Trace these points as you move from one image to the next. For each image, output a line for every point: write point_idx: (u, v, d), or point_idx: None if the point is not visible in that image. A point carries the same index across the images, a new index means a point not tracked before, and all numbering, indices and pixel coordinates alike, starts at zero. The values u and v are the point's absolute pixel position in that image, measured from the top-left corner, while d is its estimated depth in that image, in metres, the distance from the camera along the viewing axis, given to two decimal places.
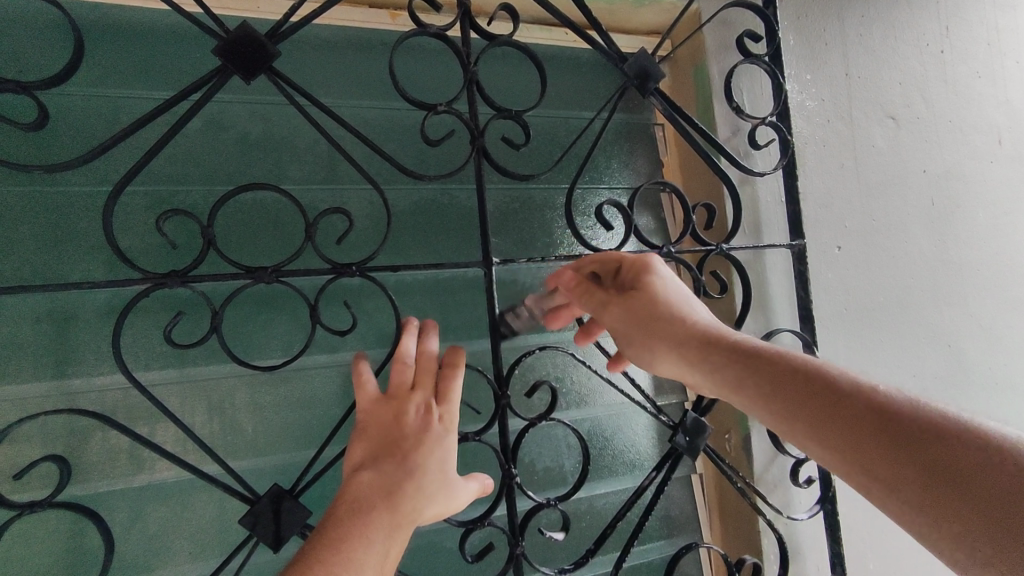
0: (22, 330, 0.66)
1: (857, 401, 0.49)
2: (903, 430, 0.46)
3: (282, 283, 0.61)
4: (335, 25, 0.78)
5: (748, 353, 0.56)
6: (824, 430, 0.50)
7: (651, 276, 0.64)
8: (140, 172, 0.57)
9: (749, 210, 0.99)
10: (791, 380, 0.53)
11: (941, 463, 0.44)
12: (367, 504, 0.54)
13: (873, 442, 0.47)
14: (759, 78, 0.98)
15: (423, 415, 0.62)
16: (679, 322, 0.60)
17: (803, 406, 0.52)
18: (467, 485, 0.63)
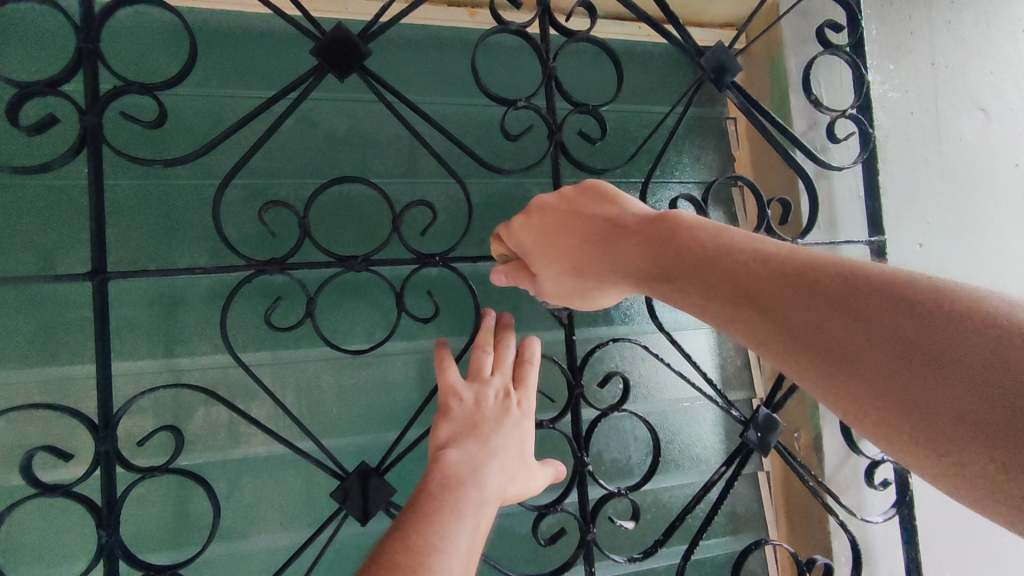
0: (139, 311, 0.73)
1: (776, 294, 0.45)
2: (823, 316, 0.43)
3: (373, 271, 0.65)
4: (421, 23, 0.81)
5: (662, 266, 0.51)
6: (749, 334, 0.46)
7: (545, 215, 0.57)
8: (246, 165, 0.65)
9: (825, 205, 0.96)
10: (693, 278, 0.49)
11: (862, 344, 0.41)
12: (457, 480, 0.56)
13: (792, 337, 0.44)
14: (839, 70, 0.95)
15: (502, 400, 0.66)
16: (583, 238, 0.56)
17: (726, 312, 0.47)
18: (543, 469, 0.67)
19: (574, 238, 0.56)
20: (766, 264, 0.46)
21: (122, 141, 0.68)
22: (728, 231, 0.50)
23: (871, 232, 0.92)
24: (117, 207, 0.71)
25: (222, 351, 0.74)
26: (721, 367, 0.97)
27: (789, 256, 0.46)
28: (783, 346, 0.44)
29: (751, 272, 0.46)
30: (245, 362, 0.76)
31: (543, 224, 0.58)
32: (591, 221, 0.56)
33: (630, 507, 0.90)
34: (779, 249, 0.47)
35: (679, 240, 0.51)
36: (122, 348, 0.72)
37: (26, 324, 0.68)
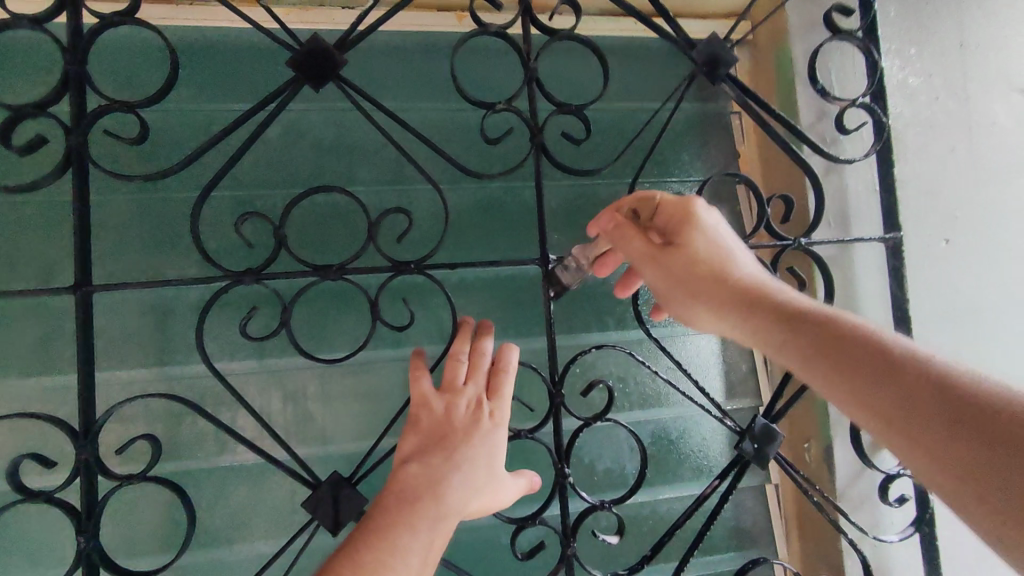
0: (132, 322, 0.75)
1: (909, 374, 0.51)
2: (919, 398, 0.49)
3: (344, 279, 0.66)
4: (402, 29, 0.80)
5: (798, 318, 0.58)
6: (869, 397, 0.53)
7: (691, 228, 0.66)
8: (223, 177, 0.68)
9: (836, 202, 0.90)
10: (810, 339, 0.57)
11: (985, 435, 0.45)
12: (412, 496, 0.57)
13: (914, 411, 0.49)
14: (851, 58, 0.89)
15: (473, 410, 0.64)
16: (714, 272, 0.64)
17: (854, 370, 0.54)
18: (514, 480, 0.65)
19: (703, 267, 0.65)
20: (869, 343, 0.54)
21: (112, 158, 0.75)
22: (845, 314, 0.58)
23: (886, 229, 0.86)
24: (110, 223, 0.74)
25: (203, 362, 0.76)
26: (723, 374, 0.93)
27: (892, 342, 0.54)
28: (897, 418, 0.51)
29: (872, 349, 0.54)
30: (223, 373, 0.77)
31: (684, 245, 0.66)
32: (735, 257, 0.65)
33: (617, 523, 0.85)
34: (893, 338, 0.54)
35: (801, 313, 0.59)
36: (116, 358, 0.75)
37: (28, 332, 0.72)
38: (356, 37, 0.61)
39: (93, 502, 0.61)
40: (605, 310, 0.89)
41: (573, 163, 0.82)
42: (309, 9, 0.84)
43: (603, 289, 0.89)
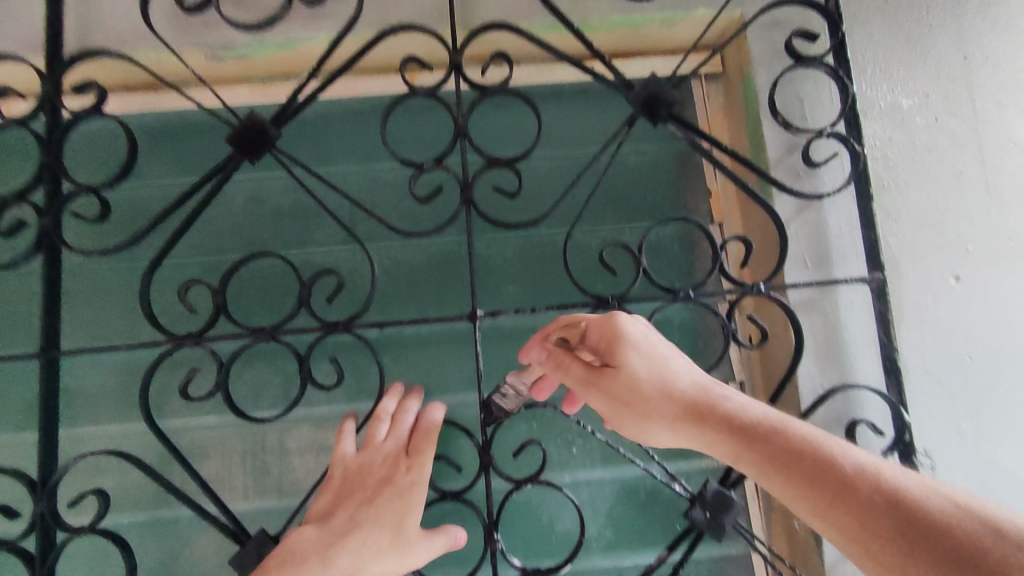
0: (109, 382, 0.83)
1: (857, 488, 0.54)
2: (872, 515, 0.53)
3: (274, 339, 0.71)
4: (349, 94, 0.88)
5: (749, 429, 0.60)
6: (823, 508, 0.55)
7: (624, 346, 0.66)
8: (167, 252, 0.73)
9: (814, 239, 0.81)
10: (764, 456, 0.58)
11: (914, 532, 0.51)
12: (299, 558, 0.60)
13: (863, 518, 0.53)
14: (823, 85, 0.83)
15: (387, 469, 0.66)
16: (652, 391, 0.64)
17: (806, 484, 0.56)
18: (430, 541, 0.64)
19: (641, 387, 0.64)
20: (820, 463, 0.56)
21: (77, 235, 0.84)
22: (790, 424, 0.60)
23: (869, 268, 0.78)
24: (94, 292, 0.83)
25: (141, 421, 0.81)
26: None
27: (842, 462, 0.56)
28: (853, 527, 0.54)
29: (823, 467, 0.56)
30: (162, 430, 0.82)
31: (616, 370, 0.65)
32: (677, 365, 0.65)
33: None
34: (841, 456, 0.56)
35: (747, 427, 0.60)
36: (94, 415, 0.82)
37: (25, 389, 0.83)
38: (291, 116, 0.70)
39: (47, 541, 0.69)
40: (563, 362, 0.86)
41: (500, 216, 0.85)
42: (270, 84, 0.88)
43: None
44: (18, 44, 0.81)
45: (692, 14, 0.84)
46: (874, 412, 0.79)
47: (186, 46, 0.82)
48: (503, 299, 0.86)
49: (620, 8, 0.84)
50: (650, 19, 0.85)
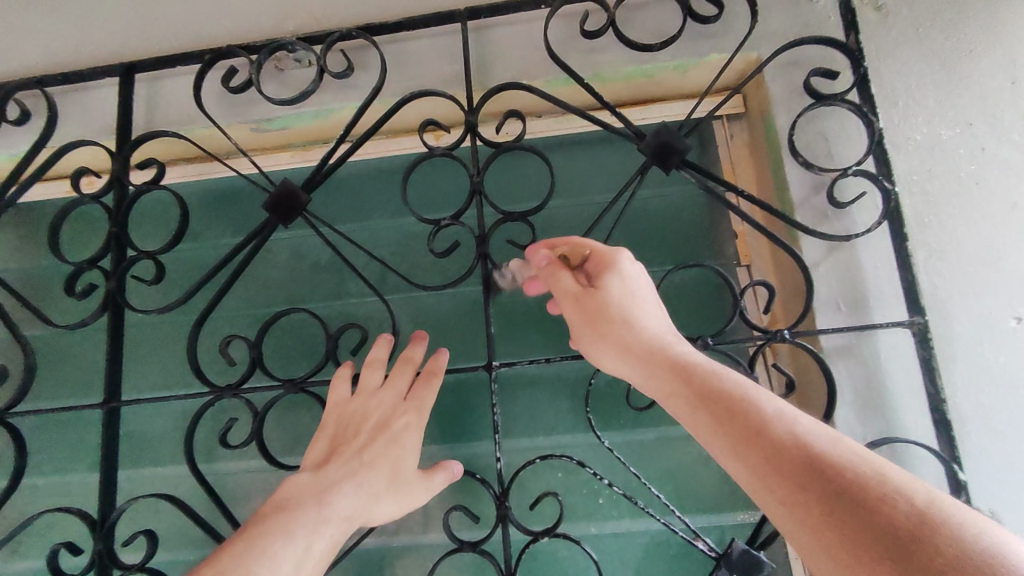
0: (167, 427, 0.91)
1: (788, 444, 0.47)
2: (796, 474, 0.46)
3: (302, 390, 0.76)
4: (380, 154, 0.94)
5: (689, 366, 0.56)
6: (749, 456, 0.48)
7: (611, 272, 0.64)
8: (213, 308, 0.81)
9: (848, 282, 0.77)
10: (703, 396, 0.53)
11: (831, 489, 0.44)
12: (295, 501, 0.56)
13: (779, 464, 0.47)
14: (849, 122, 0.80)
15: (387, 416, 0.66)
16: (619, 320, 0.61)
17: (729, 420, 0.50)
18: (428, 480, 0.65)
19: (608, 314, 0.62)
20: (757, 414, 0.50)
21: (144, 297, 0.96)
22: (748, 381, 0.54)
23: (909, 313, 0.73)
24: (161, 344, 0.93)
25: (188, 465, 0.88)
26: (726, 480, 0.82)
27: (784, 421, 0.49)
28: (766, 471, 0.47)
29: (760, 418, 0.49)
30: (206, 473, 0.88)
31: (591, 295, 0.64)
32: (649, 305, 0.63)
33: None
34: (785, 416, 0.49)
35: (695, 369, 0.55)
36: (154, 457, 0.90)
37: (97, 434, 0.92)
38: (319, 179, 0.77)
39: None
40: (587, 410, 0.85)
41: (515, 268, 0.87)
42: (310, 149, 0.97)
43: (581, 387, 0.86)
44: (95, 130, 0.92)
45: (706, 59, 0.85)
46: (925, 468, 0.72)
47: (234, 122, 0.91)
48: (525, 347, 0.87)
49: (632, 58, 0.85)
50: (665, 67, 0.86)
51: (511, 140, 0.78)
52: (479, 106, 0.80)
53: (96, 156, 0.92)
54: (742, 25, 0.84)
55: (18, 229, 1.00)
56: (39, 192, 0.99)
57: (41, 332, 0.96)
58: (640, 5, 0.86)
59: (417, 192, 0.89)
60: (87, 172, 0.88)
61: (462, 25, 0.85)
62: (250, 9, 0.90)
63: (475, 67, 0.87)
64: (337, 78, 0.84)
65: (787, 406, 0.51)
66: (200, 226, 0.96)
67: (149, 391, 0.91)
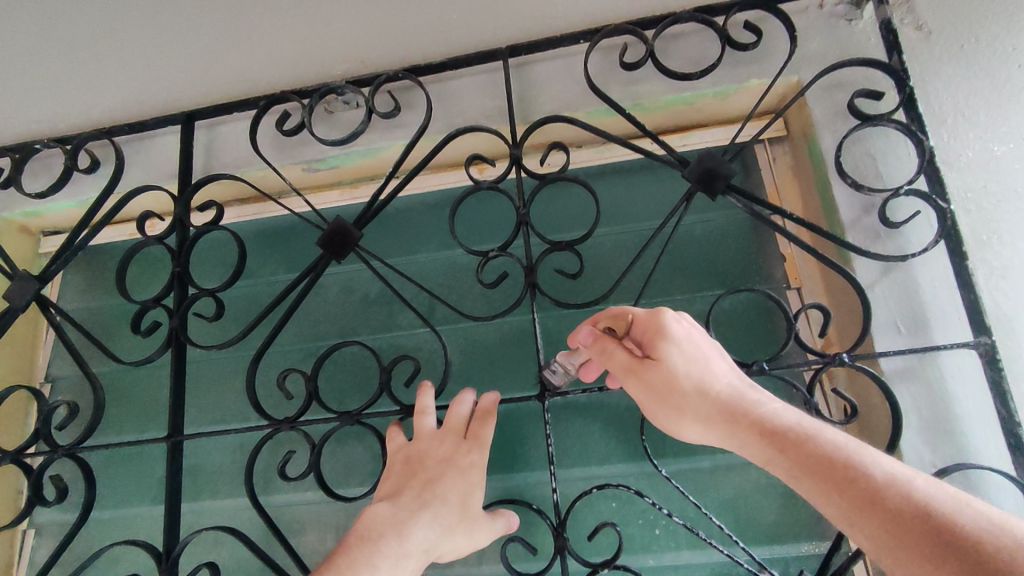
0: (226, 459, 0.93)
1: (898, 503, 0.47)
2: (913, 533, 0.45)
3: (358, 422, 0.77)
4: (427, 189, 0.97)
5: (778, 430, 0.56)
6: (862, 519, 0.48)
7: (666, 341, 0.64)
8: (270, 342, 0.84)
9: (905, 302, 0.75)
10: (801, 460, 0.53)
11: (955, 550, 0.43)
12: (377, 533, 0.58)
13: (899, 529, 0.46)
14: (897, 142, 0.79)
15: (451, 451, 0.66)
16: (694, 388, 0.62)
17: (836, 486, 0.50)
18: (490, 520, 0.65)
19: (677, 384, 0.62)
20: (861, 473, 0.50)
21: (203, 333, 1.00)
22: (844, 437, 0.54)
23: (974, 333, 0.71)
24: (221, 379, 0.97)
25: (247, 497, 0.90)
26: (786, 510, 0.80)
27: (890, 478, 0.49)
28: (885, 536, 0.47)
29: (865, 476, 0.50)
30: (264, 505, 0.91)
31: (652, 366, 0.64)
32: (717, 365, 0.63)
33: None
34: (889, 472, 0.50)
35: (787, 430, 0.55)
36: (214, 490, 0.92)
37: (159, 467, 0.96)
38: (371, 214, 0.80)
39: None
40: (639, 438, 0.85)
41: (562, 297, 0.88)
42: (359, 186, 1.01)
43: (631, 415, 0.86)
44: (159, 175, 0.98)
45: (746, 85, 0.86)
46: (1001, 495, 0.69)
47: (288, 163, 0.95)
48: (575, 374, 0.88)
49: (673, 87, 0.87)
50: (704, 94, 0.88)
51: (556, 170, 0.80)
52: (523, 139, 0.83)
53: (159, 200, 0.97)
54: (781, 51, 0.85)
55: (87, 270, 1.06)
56: (108, 236, 1.05)
57: (108, 369, 1.01)
58: (676, 36, 0.88)
59: (464, 225, 0.92)
60: (151, 215, 0.93)
61: (504, 63, 0.88)
62: (301, 56, 0.95)
63: (518, 102, 0.90)
64: (385, 118, 0.88)
65: (889, 461, 0.51)
66: (256, 263, 1.00)
67: (209, 425, 0.94)
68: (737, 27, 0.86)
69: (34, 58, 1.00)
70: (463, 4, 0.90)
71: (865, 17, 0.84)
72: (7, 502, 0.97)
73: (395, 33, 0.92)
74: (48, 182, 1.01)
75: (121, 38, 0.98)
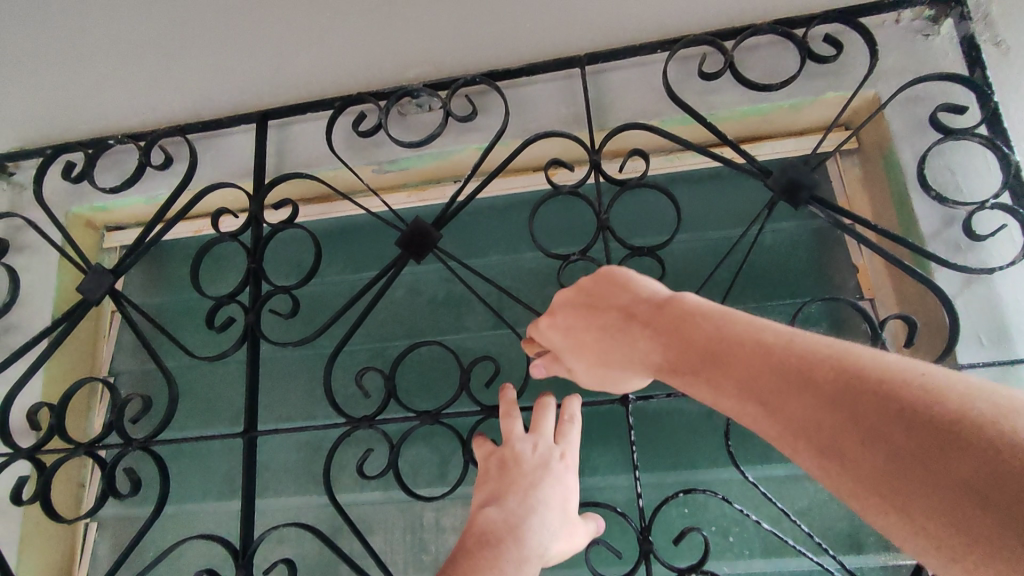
0: (293, 456, 0.93)
1: (789, 396, 0.44)
2: (809, 425, 0.42)
3: (440, 423, 0.77)
4: (497, 194, 0.97)
5: (675, 353, 0.53)
6: (763, 423, 0.46)
7: (561, 313, 0.64)
8: (346, 343, 0.83)
9: (989, 314, 0.76)
10: (698, 371, 0.51)
11: (845, 437, 0.40)
12: (496, 538, 0.58)
13: (801, 431, 0.43)
14: (980, 155, 0.80)
15: (544, 454, 0.67)
16: (601, 333, 0.61)
17: (722, 404, 0.49)
18: (583, 522, 0.67)
19: (588, 335, 0.62)
20: (750, 374, 0.47)
21: (273, 331, 1.01)
22: (735, 331, 0.50)
23: None
24: (287, 376, 0.97)
25: (319, 495, 0.90)
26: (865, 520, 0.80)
27: (778, 369, 0.45)
28: (785, 433, 0.44)
29: (754, 375, 0.46)
30: (335, 503, 0.91)
31: (565, 320, 0.64)
32: (601, 311, 0.61)
33: None
34: (780, 364, 0.45)
35: (678, 343, 0.53)
36: (282, 487, 0.92)
37: (225, 463, 0.95)
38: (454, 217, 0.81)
39: None
40: (713, 445, 0.85)
41: None
42: (426, 188, 1.02)
43: (704, 421, 0.86)
44: (231, 174, 0.99)
45: (822, 97, 0.87)
46: None
47: (361, 164, 0.96)
48: (647, 380, 0.88)
49: (747, 98, 0.88)
50: (779, 106, 0.89)
51: (639, 175, 0.81)
52: (602, 145, 0.83)
53: (231, 197, 0.98)
54: (858, 64, 0.86)
55: (151, 266, 1.07)
56: (175, 232, 1.06)
57: (174, 363, 1.01)
58: (753, 47, 0.89)
59: (540, 230, 0.93)
60: (225, 212, 0.93)
61: (582, 69, 0.89)
62: (375, 58, 0.95)
63: (593, 108, 0.91)
64: (463, 121, 0.88)
65: (779, 349, 0.46)
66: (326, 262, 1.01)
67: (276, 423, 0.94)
68: (816, 40, 0.87)
69: (107, 55, 1.01)
70: (538, 10, 0.92)
71: (944, 32, 0.85)
72: (72, 495, 0.97)
73: (471, 38, 0.93)
74: (119, 177, 1.02)
75: (192, 36, 0.99)
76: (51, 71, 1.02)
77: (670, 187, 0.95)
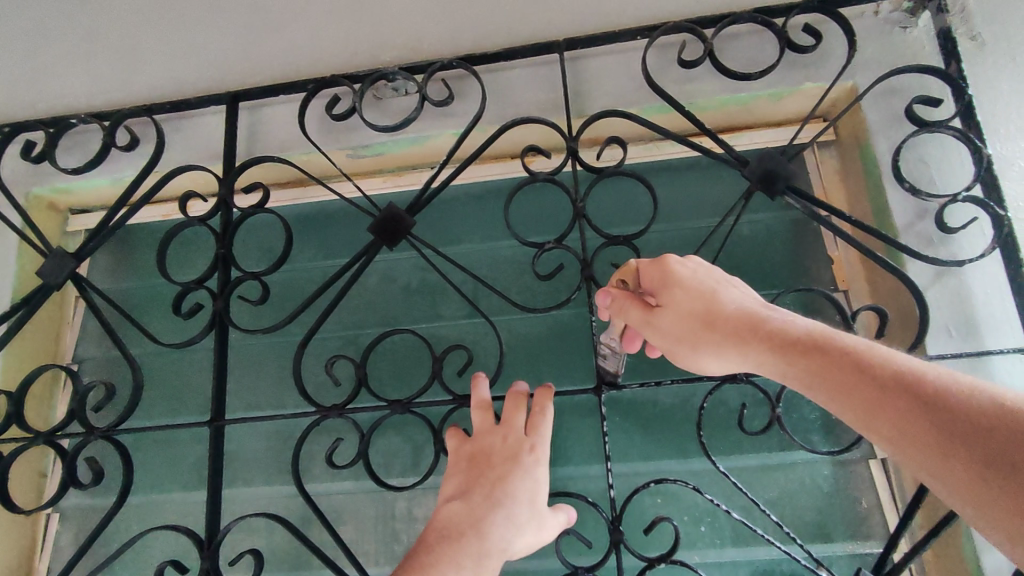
0: (262, 446, 0.92)
1: (923, 397, 0.47)
2: (945, 427, 0.45)
3: (411, 412, 0.75)
4: (473, 180, 0.96)
5: (798, 339, 0.55)
6: (886, 419, 0.48)
7: (670, 280, 0.65)
8: (316, 331, 0.81)
9: (958, 306, 0.76)
10: (825, 364, 0.52)
11: (985, 443, 0.43)
12: (458, 531, 0.58)
13: (933, 431, 0.46)
14: (953, 148, 0.80)
15: (514, 447, 0.66)
16: (710, 311, 0.61)
17: (842, 401, 0.51)
18: (553, 515, 0.66)
19: (695, 306, 0.62)
20: (884, 374, 0.50)
21: (243, 317, 0.99)
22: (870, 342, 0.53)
23: None
24: (257, 364, 0.95)
25: (288, 484, 0.89)
26: (834, 510, 0.81)
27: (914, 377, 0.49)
28: (912, 433, 0.47)
29: (888, 376, 0.49)
30: (304, 493, 0.89)
31: (675, 286, 0.64)
32: (725, 293, 0.62)
33: None
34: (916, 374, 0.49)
35: (805, 336, 0.55)
36: (251, 477, 0.91)
37: (191, 452, 0.94)
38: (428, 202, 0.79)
39: None
40: (686, 436, 0.85)
41: None
42: (402, 174, 1.00)
43: (678, 411, 0.86)
44: (200, 157, 0.96)
45: (800, 88, 0.87)
46: None
47: (334, 148, 0.94)
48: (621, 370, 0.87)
49: (725, 87, 0.87)
50: (758, 95, 0.88)
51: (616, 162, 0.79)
52: (580, 132, 0.82)
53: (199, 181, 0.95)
54: (835, 56, 0.86)
55: (117, 250, 1.04)
56: (142, 216, 1.03)
57: (140, 351, 0.99)
58: (732, 36, 0.88)
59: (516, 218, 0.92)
60: (194, 195, 0.91)
61: (560, 55, 0.87)
62: (348, 41, 0.93)
63: (571, 95, 0.89)
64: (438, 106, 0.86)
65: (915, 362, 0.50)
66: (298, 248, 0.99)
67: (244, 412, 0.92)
68: (795, 30, 0.87)
69: (73, 32, 0.97)
70: None
71: (921, 24, 0.85)
72: (32, 484, 0.95)
73: (448, 21, 0.91)
74: (82, 158, 0.98)
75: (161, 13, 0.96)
76: (13, 47, 0.98)
77: (648, 176, 0.94)
